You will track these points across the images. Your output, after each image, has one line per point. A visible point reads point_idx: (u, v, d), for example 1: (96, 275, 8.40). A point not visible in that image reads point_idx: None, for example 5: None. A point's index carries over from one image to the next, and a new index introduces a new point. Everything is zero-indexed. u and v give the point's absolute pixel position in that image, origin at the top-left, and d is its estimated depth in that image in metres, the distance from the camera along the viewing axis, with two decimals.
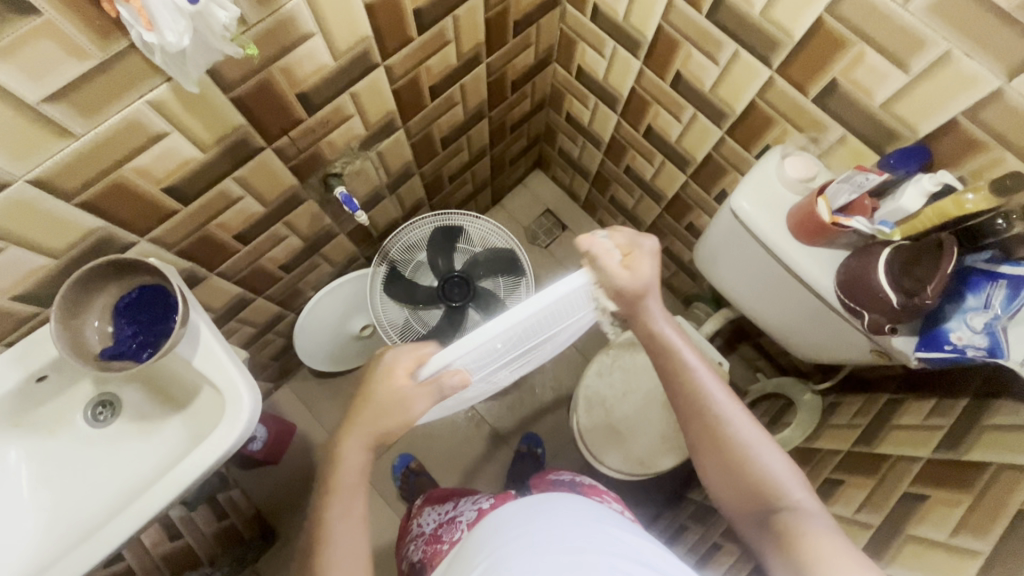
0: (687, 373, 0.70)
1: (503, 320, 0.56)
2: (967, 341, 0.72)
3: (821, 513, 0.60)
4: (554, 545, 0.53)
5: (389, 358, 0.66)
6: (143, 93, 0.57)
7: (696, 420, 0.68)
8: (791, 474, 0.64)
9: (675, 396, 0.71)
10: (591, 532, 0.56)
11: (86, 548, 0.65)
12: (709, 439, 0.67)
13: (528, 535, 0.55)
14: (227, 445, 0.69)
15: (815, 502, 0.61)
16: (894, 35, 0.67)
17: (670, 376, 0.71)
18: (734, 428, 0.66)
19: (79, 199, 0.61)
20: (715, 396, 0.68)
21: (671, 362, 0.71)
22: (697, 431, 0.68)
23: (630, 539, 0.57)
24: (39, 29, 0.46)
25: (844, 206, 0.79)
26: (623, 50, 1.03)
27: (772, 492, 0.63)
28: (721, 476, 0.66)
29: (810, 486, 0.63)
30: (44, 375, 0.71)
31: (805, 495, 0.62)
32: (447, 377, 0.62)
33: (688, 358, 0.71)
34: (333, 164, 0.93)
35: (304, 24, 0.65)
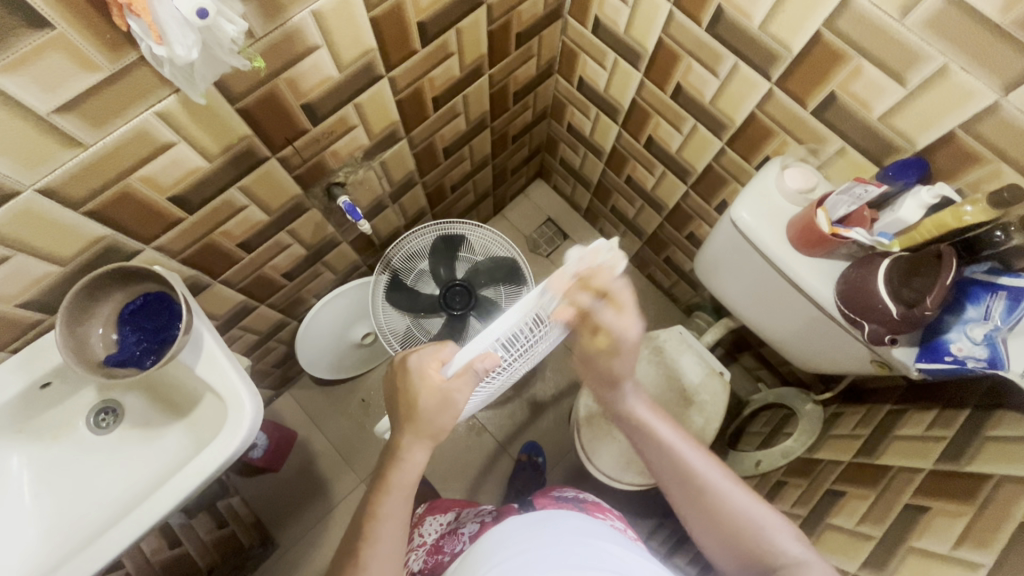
0: (665, 450, 0.69)
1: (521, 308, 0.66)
2: (968, 352, 0.73)
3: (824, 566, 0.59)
4: (553, 561, 0.53)
5: (416, 362, 0.65)
6: (151, 104, 0.58)
7: (682, 488, 0.68)
8: (786, 533, 0.63)
9: (656, 468, 0.71)
10: (586, 550, 0.55)
11: (89, 554, 0.65)
12: (700, 508, 0.66)
13: (527, 551, 0.55)
14: (229, 452, 0.70)
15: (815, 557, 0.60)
16: (891, 49, 0.68)
17: (648, 451, 0.71)
18: (719, 493, 0.66)
19: (86, 208, 0.62)
20: (697, 465, 0.68)
21: (645, 434, 0.72)
22: (686, 500, 0.67)
23: (633, 561, 0.56)
24: (51, 42, 0.47)
25: (843, 217, 0.80)
26: (624, 62, 1.04)
27: (769, 552, 0.62)
28: (716, 543, 0.65)
29: (804, 538, 0.63)
30: (47, 381, 0.71)
31: (804, 550, 0.62)
32: (479, 362, 0.64)
33: (664, 434, 0.71)
34: (337, 174, 0.94)
35: (310, 38, 0.66)
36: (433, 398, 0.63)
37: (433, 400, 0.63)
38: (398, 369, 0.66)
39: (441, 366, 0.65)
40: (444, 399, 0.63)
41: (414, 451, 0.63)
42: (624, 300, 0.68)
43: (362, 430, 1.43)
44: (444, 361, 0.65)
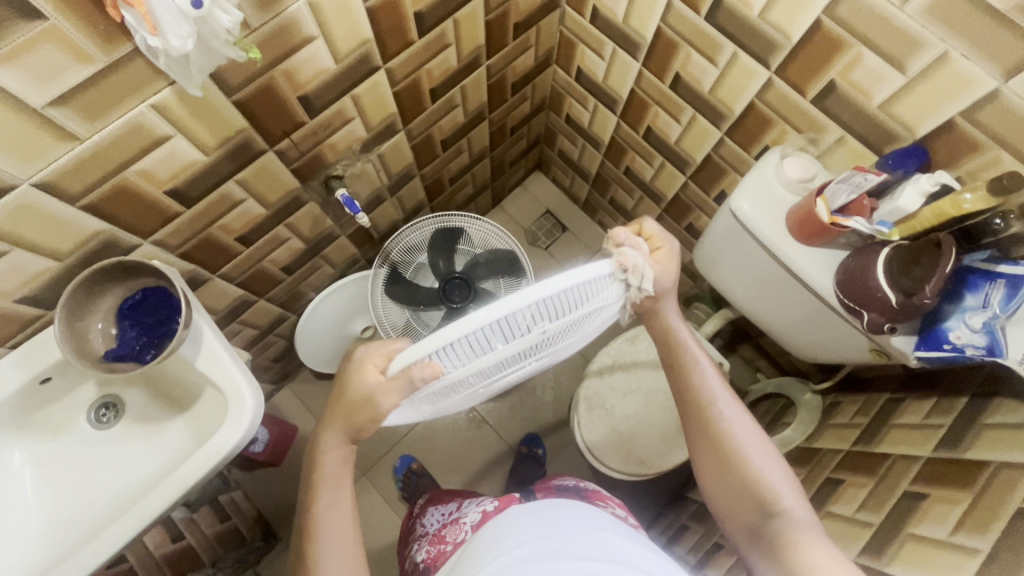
0: (695, 375, 0.73)
1: (497, 308, 0.48)
2: (966, 340, 0.73)
3: (813, 521, 0.61)
4: (553, 552, 0.53)
5: (361, 354, 0.59)
6: (147, 97, 0.57)
7: (697, 416, 0.71)
8: (784, 481, 0.65)
9: (680, 392, 0.74)
10: (586, 539, 0.56)
11: (91, 547, 0.65)
12: (706, 439, 0.69)
13: (529, 542, 0.55)
14: (230, 445, 0.70)
15: (806, 511, 0.62)
16: (891, 37, 0.67)
17: (678, 372, 0.74)
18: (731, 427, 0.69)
19: (83, 202, 0.62)
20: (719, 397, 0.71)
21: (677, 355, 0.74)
22: (696, 428, 0.71)
23: (630, 550, 0.56)
24: (44, 34, 0.47)
25: (843, 206, 0.79)
26: (622, 52, 1.03)
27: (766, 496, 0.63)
28: (716, 477, 0.68)
29: (802, 491, 0.64)
30: (47, 377, 0.71)
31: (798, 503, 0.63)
32: (420, 370, 0.51)
33: (697, 359, 0.74)
34: (334, 167, 0.94)
35: (306, 28, 0.66)
36: (361, 393, 0.58)
37: (360, 393, 0.58)
38: (344, 359, 0.61)
39: (382, 363, 0.57)
40: (371, 395, 0.57)
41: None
42: (661, 243, 0.65)
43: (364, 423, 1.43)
44: (388, 355, 0.57)
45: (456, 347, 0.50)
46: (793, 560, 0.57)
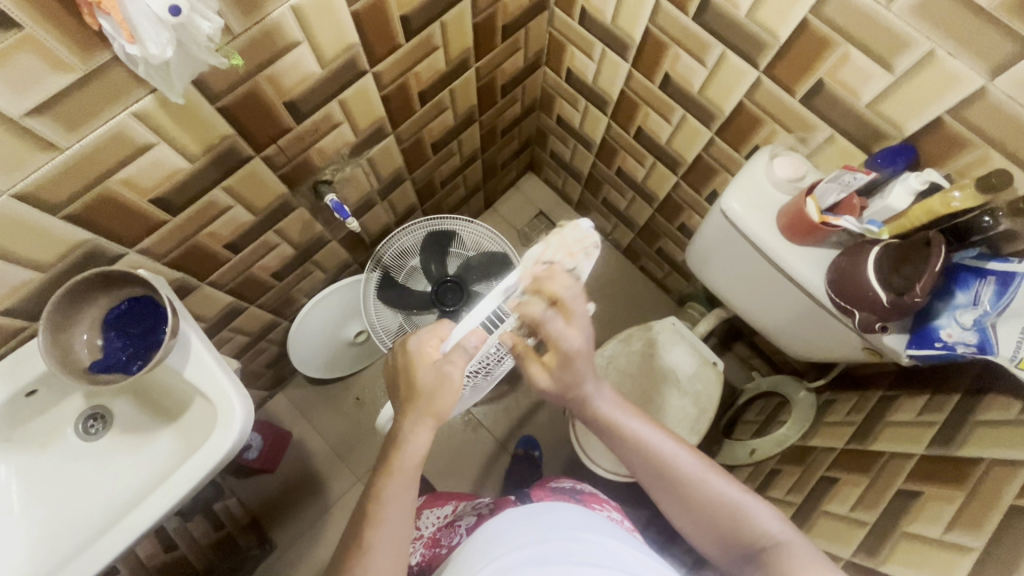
0: (641, 445, 0.69)
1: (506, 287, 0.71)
2: (957, 338, 0.72)
3: (802, 540, 0.60)
4: (548, 560, 0.53)
5: (415, 342, 0.66)
6: (128, 105, 0.56)
7: (659, 483, 0.68)
8: (763, 510, 0.63)
9: (632, 466, 0.70)
10: (581, 544, 0.55)
11: (80, 561, 0.65)
12: (678, 497, 0.66)
13: (522, 547, 0.55)
14: (219, 456, 0.69)
15: (793, 533, 0.61)
16: (877, 36, 0.67)
17: (621, 448, 0.70)
18: (697, 483, 0.66)
19: (65, 212, 0.61)
20: (671, 455, 0.67)
21: (617, 431, 0.71)
22: (665, 492, 0.67)
23: (625, 554, 0.56)
24: (21, 43, 0.46)
25: (833, 205, 0.79)
26: (612, 53, 1.03)
27: (750, 535, 0.63)
28: (702, 531, 0.66)
29: (782, 514, 0.64)
30: (33, 389, 0.70)
31: (782, 525, 0.62)
32: (470, 340, 0.67)
33: (635, 429, 0.70)
34: (323, 172, 0.93)
35: (290, 33, 0.65)
36: (430, 376, 0.64)
37: (430, 377, 0.64)
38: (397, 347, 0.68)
39: (440, 342, 0.67)
40: (438, 373, 0.64)
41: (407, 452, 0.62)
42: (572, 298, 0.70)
43: (358, 428, 1.43)
44: (442, 337, 0.67)
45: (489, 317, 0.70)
46: None
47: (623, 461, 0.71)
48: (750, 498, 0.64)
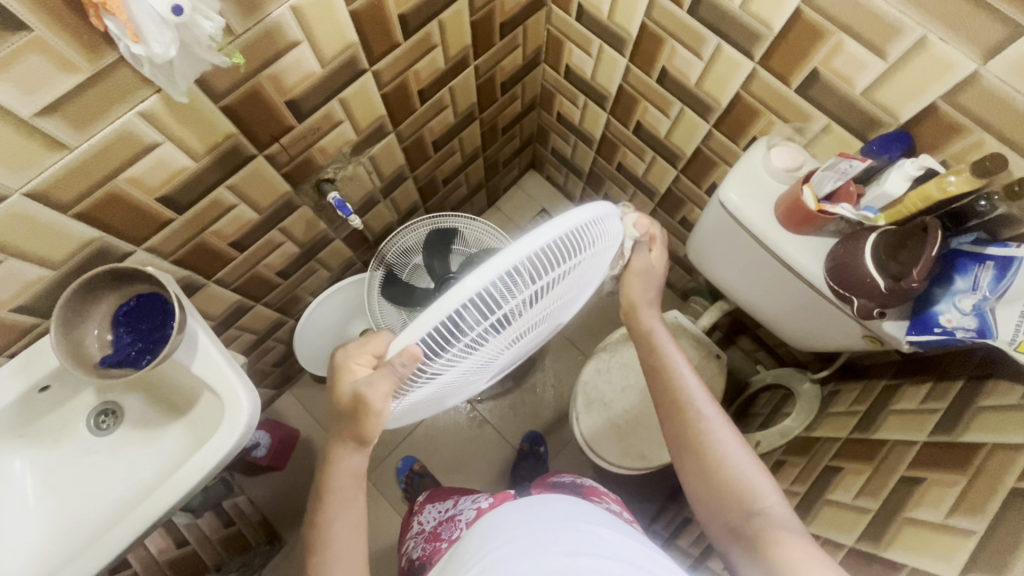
0: (675, 377, 0.72)
1: (497, 263, 0.47)
2: (957, 323, 0.73)
3: (794, 520, 0.60)
4: (540, 549, 0.54)
5: (343, 357, 0.60)
6: (134, 104, 0.58)
7: (674, 420, 0.70)
8: (764, 480, 0.64)
9: (656, 395, 0.74)
10: (574, 534, 0.56)
11: (94, 551, 0.66)
12: (686, 439, 0.68)
13: (515, 538, 0.56)
14: (227, 448, 0.71)
15: (787, 511, 0.61)
16: (870, 24, 0.68)
17: (656, 377, 0.74)
18: (711, 429, 0.68)
19: (75, 211, 0.63)
20: (697, 398, 0.70)
21: (652, 357, 0.75)
22: (678, 429, 0.70)
23: (617, 542, 0.57)
24: (29, 45, 0.48)
25: (831, 193, 0.79)
26: (609, 48, 1.04)
27: (744, 496, 0.63)
28: (696, 477, 0.67)
29: (782, 491, 0.63)
30: (46, 385, 0.72)
31: (778, 501, 0.62)
32: (401, 358, 0.50)
33: (676, 362, 0.74)
34: (326, 171, 0.95)
35: (290, 33, 0.67)
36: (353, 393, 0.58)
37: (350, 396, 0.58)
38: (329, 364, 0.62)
39: (370, 359, 0.58)
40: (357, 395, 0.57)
41: (375, 448, 0.62)
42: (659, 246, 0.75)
43: None
44: (372, 354, 0.58)
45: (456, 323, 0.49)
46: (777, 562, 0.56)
47: (652, 389, 0.74)
48: (754, 463, 0.65)
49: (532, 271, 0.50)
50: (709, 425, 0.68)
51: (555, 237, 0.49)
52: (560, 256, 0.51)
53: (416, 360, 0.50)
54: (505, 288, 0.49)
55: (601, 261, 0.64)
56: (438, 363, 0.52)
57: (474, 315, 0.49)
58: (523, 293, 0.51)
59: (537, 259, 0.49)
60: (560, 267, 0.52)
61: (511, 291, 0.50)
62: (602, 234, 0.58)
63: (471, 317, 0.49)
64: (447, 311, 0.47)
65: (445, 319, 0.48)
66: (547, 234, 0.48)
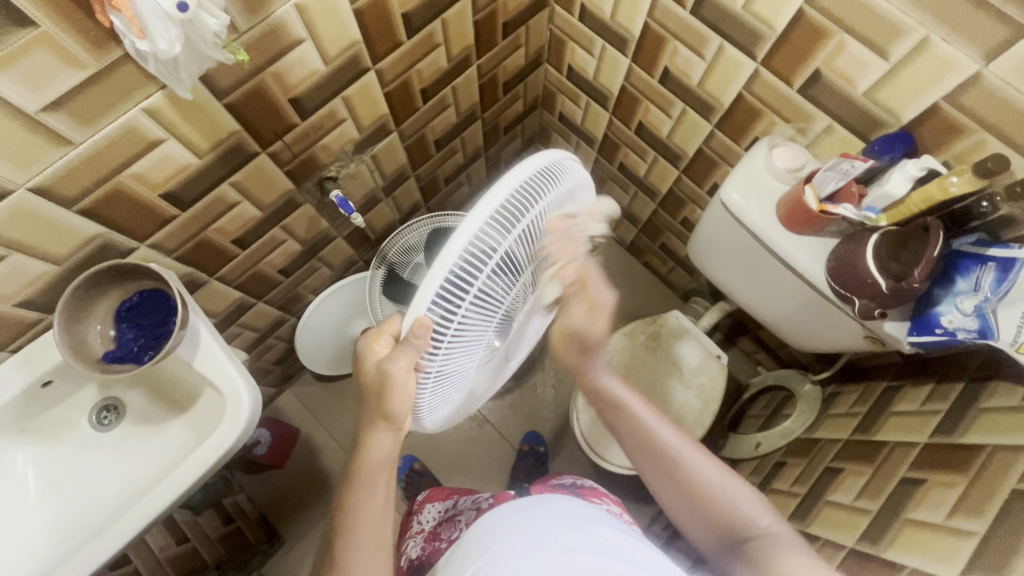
0: (642, 426, 0.70)
1: (473, 217, 0.49)
2: (958, 324, 0.72)
3: (790, 531, 0.62)
4: (544, 545, 0.54)
5: (364, 342, 0.58)
6: (139, 101, 0.58)
7: (648, 461, 0.69)
8: (753, 503, 0.65)
9: (623, 439, 0.72)
10: (575, 532, 0.56)
11: (95, 547, 0.66)
12: (671, 483, 0.67)
13: (517, 534, 0.56)
14: (228, 443, 0.71)
15: (783, 525, 0.63)
16: (872, 25, 0.68)
17: (624, 433, 0.71)
18: (689, 471, 0.67)
19: (79, 206, 0.63)
20: (668, 440, 0.69)
21: (612, 407, 0.72)
22: (659, 476, 0.68)
23: (618, 540, 0.57)
24: (36, 41, 0.48)
25: (832, 193, 0.79)
26: (611, 48, 1.04)
27: (739, 523, 0.64)
28: (691, 519, 0.66)
29: (771, 507, 0.65)
30: (48, 380, 0.72)
31: (770, 518, 0.64)
32: (417, 331, 0.51)
33: (638, 412, 0.71)
34: (328, 169, 0.95)
35: (294, 31, 0.67)
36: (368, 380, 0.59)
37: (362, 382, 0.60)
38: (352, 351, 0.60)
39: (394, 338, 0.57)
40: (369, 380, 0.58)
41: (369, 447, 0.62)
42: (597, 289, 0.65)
43: None
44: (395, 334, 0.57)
45: (454, 288, 0.51)
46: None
47: (623, 444, 0.72)
48: (739, 486, 0.66)
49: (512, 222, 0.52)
50: (688, 466, 0.67)
51: (519, 180, 0.52)
52: (531, 198, 0.54)
53: (428, 329, 0.51)
54: (493, 243, 0.51)
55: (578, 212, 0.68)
56: (448, 332, 0.54)
57: (472, 274, 0.51)
58: (508, 245, 0.53)
59: (512, 207, 0.52)
60: (536, 211, 0.55)
61: (497, 245, 0.52)
62: (568, 185, 0.61)
63: (467, 277, 0.51)
64: (444, 273, 0.49)
65: (444, 284, 0.50)
66: (512, 180, 0.51)
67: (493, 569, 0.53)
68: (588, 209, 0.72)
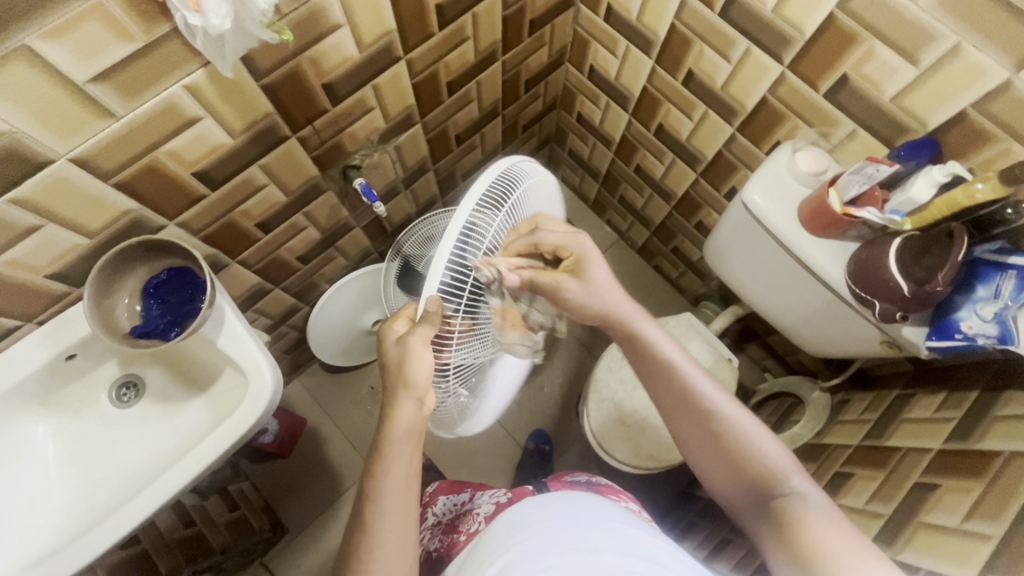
0: (669, 367, 0.67)
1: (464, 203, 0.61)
2: (978, 330, 0.74)
3: (819, 493, 0.58)
4: (567, 544, 0.54)
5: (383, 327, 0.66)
6: (181, 77, 0.59)
7: (676, 401, 0.66)
8: (784, 458, 0.61)
9: (650, 376, 0.69)
10: (601, 532, 0.56)
11: (113, 521, 0.66)
12: (696, 427, 0.65)
13: (540, 534, 0.57)
14: (250, 422, 0.71)
15: (810, 483, 0.59)
16: (904, 30, 0.69)
17: (651, 373, 0.68)
18: (718, 416, 0.64)
19: (115, 180, 0.64)
20: (697, 383, 0.65)
21: (638, 343, 0.69)
22: (684, 418, 0.66)
23: (642, 541, 0.57)
24: (90, 11, 0.49)
25: (855, 197, 0.80)
26: (635, 49, 1.05)
27: (765, 477, 0.61)
28: (714, 464, 0.64)
29: (800, 465, 0.61)
30: (72, 353, 0.73)
31: (800, 475, 0.60)
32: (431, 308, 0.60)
33: (669, 352, 0.67)
34: (353, 157, 0.96)
35: (333, 16, 0.68)
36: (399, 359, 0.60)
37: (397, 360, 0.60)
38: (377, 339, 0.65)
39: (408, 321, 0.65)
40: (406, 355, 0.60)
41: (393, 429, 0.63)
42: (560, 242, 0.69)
43: (373, 418, 1.44)
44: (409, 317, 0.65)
45: (457, 266, 0.61)
46: (804, 543, 0.54)
47: (648, 384, 0.69)
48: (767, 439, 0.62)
49: (490, 210, 0.66)
50: (718, 410, 0.64)
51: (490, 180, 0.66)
52: (501, 194, 0.68)
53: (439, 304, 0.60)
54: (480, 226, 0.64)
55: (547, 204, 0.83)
56: (455, 321, 0.64)
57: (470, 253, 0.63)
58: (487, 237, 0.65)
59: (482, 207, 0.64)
60: (507, 206, 0.69)
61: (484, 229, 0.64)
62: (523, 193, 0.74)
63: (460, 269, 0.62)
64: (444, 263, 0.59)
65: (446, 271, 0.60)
66: (479, 185, 0.64)
67: (520, 567, 0.53)
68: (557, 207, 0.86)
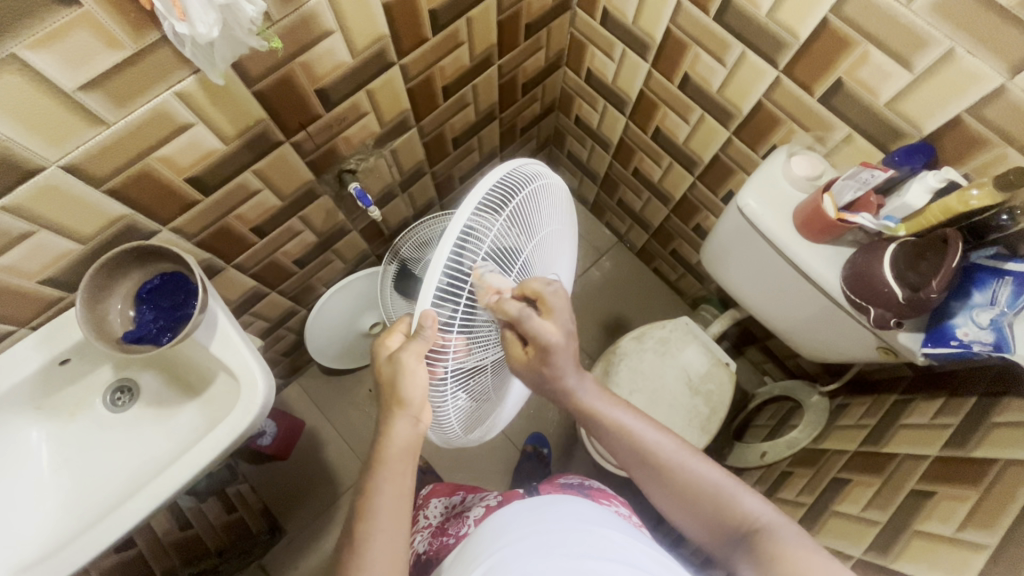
0: (620, 433, 0.70)
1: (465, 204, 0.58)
2: (973, 337, 0.73)
3: (784, 523, 0.61)
4: (554, 550, 0.54)
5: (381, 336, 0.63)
6: (171, 84, 0.59)
7: (645, 470, 0.68)
8: (747, 494, 0.64)
9: (619, 453, 0.71)
10: (589, 537, 0.56)
11: (104, 526, 0.66)
12: (662, 483, 0.67)
13: (527, 537, 0.56)
14: (243, 427, 0.71)
15: (776, 516, 0.61)
16: (898, 35, 0.68)
17: (606, 438, 0.71)
18: (676, 468, 0.66)
19: (106, 186, 0.64)
20: (650, 441, 0.68)
21: (599, 423, 0.71)
22: (649, 479, 0.68)
23: (628, 546, 0.57)
24: (78, 20, 0.49)
25: (850, 203, 0.80)
26: (631, 53, 1.05)
27: (734, 516, 0.63)
28: (685, 513, 0.66)
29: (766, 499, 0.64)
30: (66, 358, 0.73)
31: (766, 509, 0.62)
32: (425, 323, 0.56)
33: (617, 416, 0.70)
34: (348, 161, 0.96)
35: (325, 22, 0.68)
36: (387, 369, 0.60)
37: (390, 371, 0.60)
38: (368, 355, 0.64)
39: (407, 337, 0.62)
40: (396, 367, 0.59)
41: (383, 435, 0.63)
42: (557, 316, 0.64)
43: (371, 420, 1.45)
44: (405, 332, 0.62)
45: (453, 273, 0.57)
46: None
47: (611, 452, 0.71)
48: (728, 478, 0.65)
49: (497, 208, 0.61)
50: (677, 464, 0.67)
51: (497, 176, 0.62)
52: (512, 191, 0.63)
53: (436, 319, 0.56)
54: (484, 227, 0.59)
55: (556, 208, 0.74)
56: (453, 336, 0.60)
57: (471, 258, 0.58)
58: (492, 239, 0.60)
59: (487, 209, 0.59)
60: (518, 203, 0.64)
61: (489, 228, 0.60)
62: (538, 188, 0.68)
63: (460, 280, 0.58)
64: (436, 279, 0.55)
65: (443, 279, 0.56)
66: (479, 189, 0.59)
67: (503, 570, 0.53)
68: (567, 207, 0.79)
